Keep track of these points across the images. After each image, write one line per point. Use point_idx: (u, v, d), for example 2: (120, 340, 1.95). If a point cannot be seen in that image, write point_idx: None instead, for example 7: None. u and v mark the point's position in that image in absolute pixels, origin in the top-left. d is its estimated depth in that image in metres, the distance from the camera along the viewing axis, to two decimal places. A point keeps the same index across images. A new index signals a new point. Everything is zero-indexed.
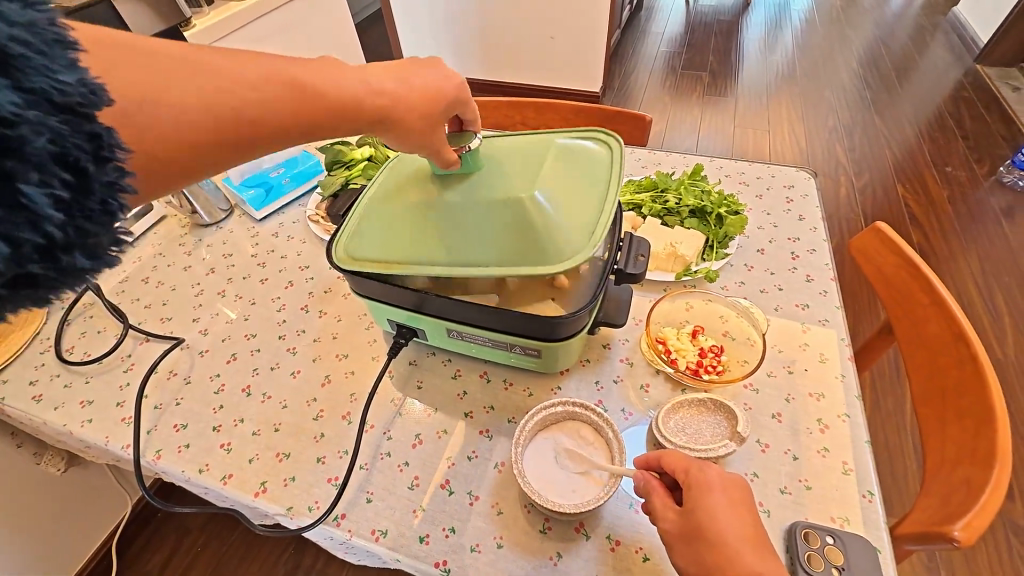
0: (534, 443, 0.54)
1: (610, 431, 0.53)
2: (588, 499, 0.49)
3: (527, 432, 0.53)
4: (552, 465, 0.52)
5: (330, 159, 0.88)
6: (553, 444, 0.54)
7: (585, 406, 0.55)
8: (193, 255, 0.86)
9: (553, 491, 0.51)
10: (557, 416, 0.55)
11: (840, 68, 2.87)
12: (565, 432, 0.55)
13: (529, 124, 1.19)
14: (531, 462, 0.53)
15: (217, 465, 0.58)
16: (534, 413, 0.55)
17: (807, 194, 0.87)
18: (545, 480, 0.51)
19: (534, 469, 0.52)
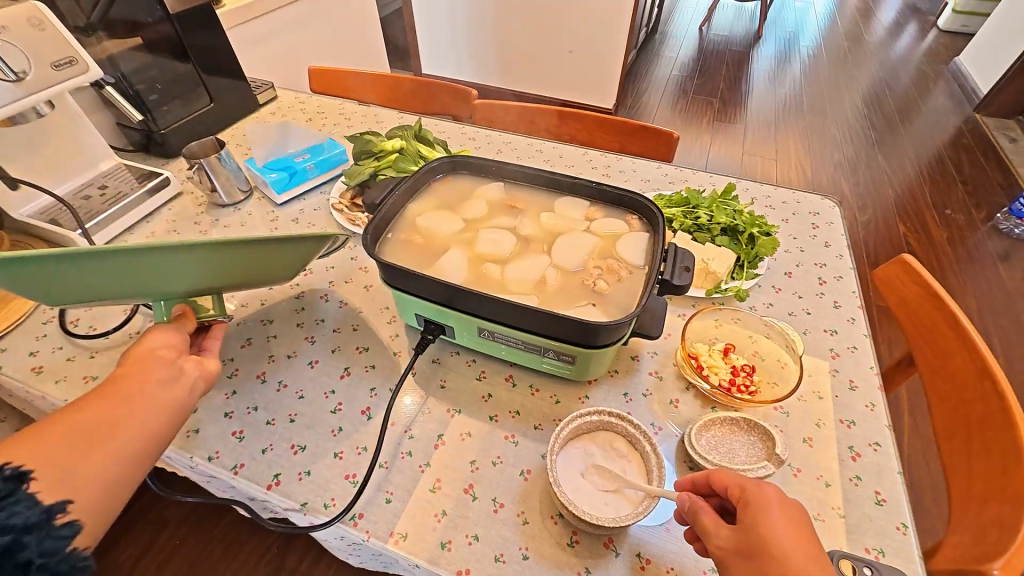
0: (566, 453, 0.53)
1: (646, 444, 0.51)
2: (623, 515, 0.47)
3: (560, 439, 0.52)
4: (585, 477, 0.51)
5: (358, 149, 0.86)
6: (586, 455, 0.52)
7: (620, 415, 0.54)
8: (208, 236, 0.83)
9: (587, 503, 0.49)
10: (591, 425, 0.54)
11: (845, 105, 2.94)
12: (597, 443, 0.53)
13: (553, 132, 1.19)
14: (563, 472, 0.51)
15: (228, 453, 0.56)
16: (569, 420, 0.53)
17: (832, 222, 0.87)
18: (578, 491, 0.50)
19: (566, 479, 0.51)
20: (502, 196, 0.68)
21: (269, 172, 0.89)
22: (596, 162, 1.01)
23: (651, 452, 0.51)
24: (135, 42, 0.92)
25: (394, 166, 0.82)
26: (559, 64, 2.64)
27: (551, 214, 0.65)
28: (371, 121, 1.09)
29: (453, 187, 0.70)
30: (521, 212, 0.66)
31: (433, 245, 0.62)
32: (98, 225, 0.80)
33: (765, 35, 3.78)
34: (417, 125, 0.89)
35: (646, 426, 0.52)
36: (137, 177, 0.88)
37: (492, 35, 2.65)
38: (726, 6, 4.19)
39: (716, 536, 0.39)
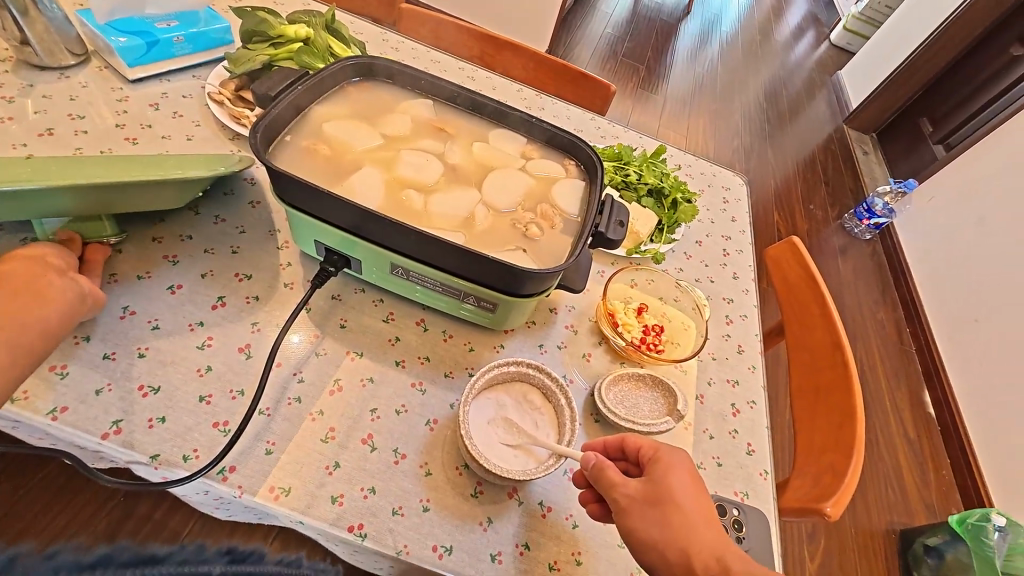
0: (478, 403, 0.50)
1: (561, 397, 0.51)
2: (532, 468, 0.47)
3: (475, 389, 0.49)
4: (498, 429, 0.49)
5: (247, 27, 0.68)
6: (499, 405, 0.50)
7: (539, 365, 0.52)
8: (17, 105, 0.61)
9: (495, 456, 0.47)
10: (508, 375, 0.52)
11: (749, 97, 3.18)
12: (511, 394, 0.51)
13: (486, 61, 1.08)
14: (477, 424, 0.48)
15: (43, 394, 0.43)
16: (485, 369, 0.50)
17: (740, 199, 0.92)
18: (488, 443, 0.47)
19: (476, 430, 0.48)
20: (429, 115, 0.59)
21: (116, 35, 0.67)
22: (531, 102, 0.94)
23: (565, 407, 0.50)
24: None
25: (295, 57, 0.67)
26: None
27: (484, 145, 0.58)
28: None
29: (372, 96, 0.59)
30: (451, 137, 0.58)
31: (342, 160, 0.52)
32: None
33: (693, 12, 3.88)
34: (329, 12, 0.73)
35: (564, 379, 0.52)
36: None
37: None
38: None
39: (625, 488, 0.40)
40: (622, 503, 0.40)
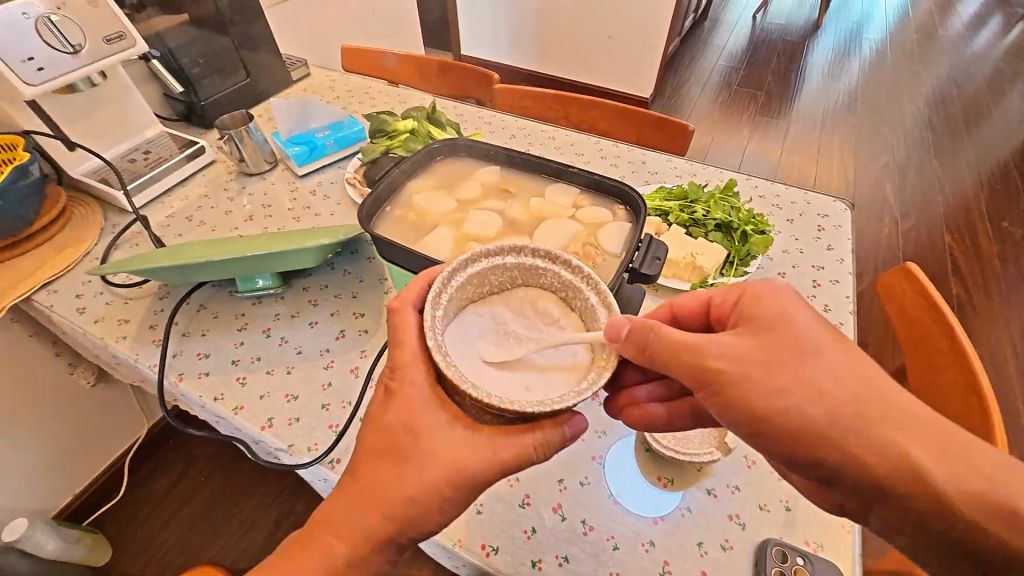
0: (461, 316, 0.47)
1: (579, 290, 0.46)
2: (553, 391, 0.42)
3: (457, 292, 0.45)
4: (488, 349, 0.44)
5: (373, 127, 0.90)
6: (497, 316, 0.47)
7: (552, 255, 0.47)
8: (235, 202, 0.91)
9: (491, 381, 0.43)
10: (508, 277, 0.48)
11: (905, 105, 2.76)
12: (510, 303, 0.47)
13: (571, 119, 1.20)
14: (461, 344, 0.44)
15: (231, 396, 0.63)
16: (470, 264, 0.46)
17: (840, 225, 0.85)
18: (480, 366, 0.43)
19: (464, 352, 0.43)
20: (497, 179, 0.72)
21: (293, 146, 0.95)
22: (607, 152, 1.01)
23: (585, 304, 0.46)
24: (182, 17, 0.99)
25: (405, 146, 0.86)
26: (598, 51, 2.60)
27: (539, 200, 0.68)
28: (394, 101, 1.13)
29: (454, 169, 0.74)
30: (512, 196, 0.70)
31: (425, 222, 0.66)
32: (140, 187, 0.88)
33: (826, 25, 3.56)
34: (432, 107, 0.93)
35: (587, 267, 0.46)
36: (177, 145, 0.97)
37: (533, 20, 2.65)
38: None
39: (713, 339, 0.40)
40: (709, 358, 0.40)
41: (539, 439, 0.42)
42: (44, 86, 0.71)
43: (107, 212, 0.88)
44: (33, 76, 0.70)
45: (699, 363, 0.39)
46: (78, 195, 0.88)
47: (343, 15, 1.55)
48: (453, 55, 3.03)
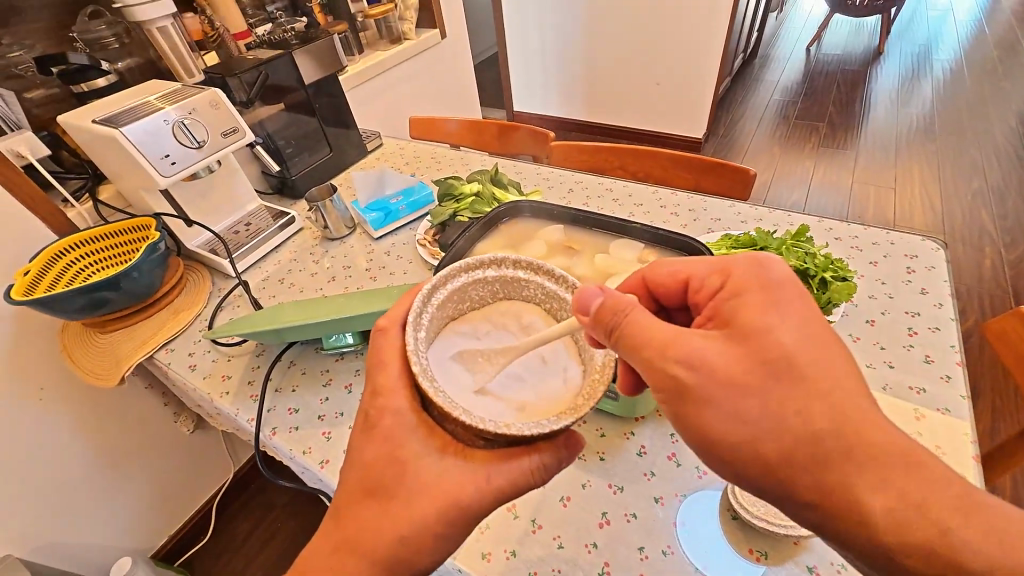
0: (445, 333, 0.48)
1: (563, 299, 0.47)
2: (545, 407, 0.44)
3: (437, 309, 0.46)
4: (469, 365, 0.46)
5: (442, 192, 0.97)
6: (479, 330, 0.49)
7: (533, 266, 0.49)
8: (320, 265, 1.00)
9: (483, 402, 0.44)
10: (489, 291, 0.50)
11: (994, 125, 2.55)
12: (490, 317, 0.49)
13: (628, 168, 1.22)
14: (444, 368, 0.45)
15: (317, 450, 0.67)
16: (449, 281, 0.47)
17: (934, 267, 0.78)
18: (464, 386, 0.44)
19: (447, 374, 0.45)
20: (561, 237, 0.75)
21: (369, 212, 1.04)
22: (666, 201, 1.02)
23: (571, 315, 0.47)
24: (279, 106, 1.15)
25: (471, 208, 0.92)
26: (647, 97, 2.67)
27: (605, 256, 0.70)
28: (458, 164, 1.22)
29: (519, 228, 0.78)
30: (577, 253, 0.72)
31: None
32: (242, 254, 1.00)
33: (890, 50, 3.42)
34: (494, 169, 0.99)
35: (568, 275, 0.48)
36: (271, 215, 1.09)
37: (582, 74, 2.78)
38: (842, 23, 3.90)
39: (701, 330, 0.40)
40: (682, 342, 0.40)
41: (531, 464, 0.43)
42: (174, 177, 0.86)
43: (214, 277, 1.00)
44: (167, 169, 0.85)
45: (664, 349, 0.40)
46: (192, 264, 1.02)
47: (410, 88, 1.71)
48: (507, 112, 3.22)
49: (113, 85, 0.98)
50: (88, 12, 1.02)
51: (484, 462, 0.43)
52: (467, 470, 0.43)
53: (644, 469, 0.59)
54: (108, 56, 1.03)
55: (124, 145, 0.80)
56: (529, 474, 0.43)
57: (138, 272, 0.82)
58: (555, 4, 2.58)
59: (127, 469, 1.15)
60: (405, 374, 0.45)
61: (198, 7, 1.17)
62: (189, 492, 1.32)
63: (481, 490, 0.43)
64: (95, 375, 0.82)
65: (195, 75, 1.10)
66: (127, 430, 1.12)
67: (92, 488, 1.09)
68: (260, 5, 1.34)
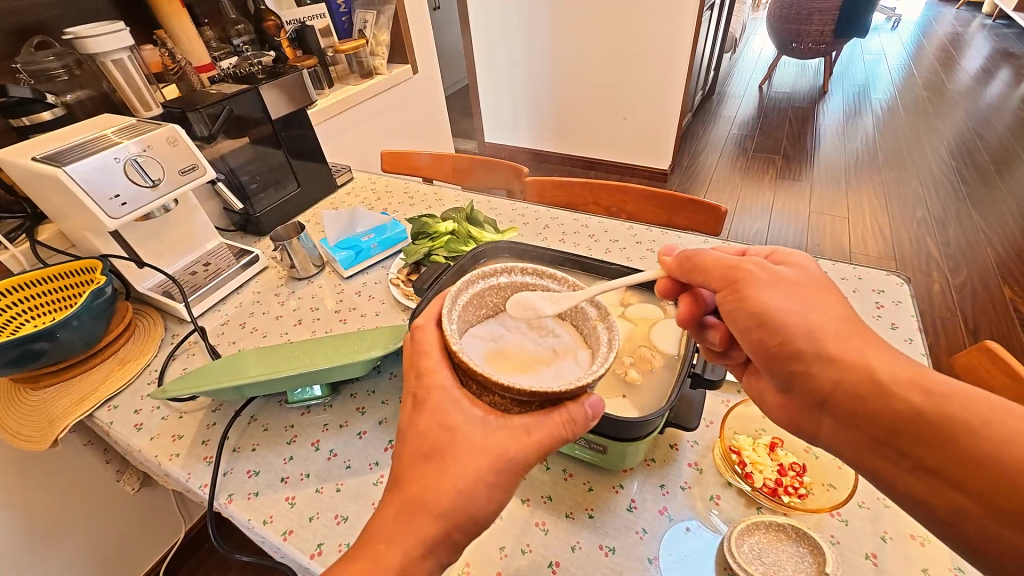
0: (468, 336, 0.46)
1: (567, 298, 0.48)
2: (567, 376, 0.43)
3: (463, 310, 0.46)
4: (497, 344, 0.46)
5: (415, 230, 0.93)
6: (497, 331, 0.48)
7: (539, 270, 0.50)
8: (285, 306, 0.94)
9: (516, 373, 0.43)
10: (503, 298, 0.50)
11: (929, 158, 2.76)
12: (504, 320, 0.49)
13: (601, 203, 1.24)
14: (474, 348, 0.45)
15: (280, 519, 0.60)
16: (471, 284, 0.48)
17: (900, 301, 0.81)
18: (493, 360, 0.44)
19: (476, 354, 0.45)
20: None
21: (339, 250, 1.00)
22: (641, 236, 1.03)
23: (576, 311, 0.48)
24: (244, 140, 1.11)
25: (447, 247, 0.89)
26: (614, 130, 2.75)
27: None
28: (431, 200, 1.20)
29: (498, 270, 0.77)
30: None
31: None
32: (199, 298, 0.93)
33: (834, 89, 3.69)
34: (470, 207, 0.97)
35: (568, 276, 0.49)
36: (233, 255, 1.03)
37: (551, 107, 2.86)
38: (789, 65, 4.20)
39: (763, 264, 0.48)
40: (747, 267, 0.48)
41: (565, 416, 0.41)
42: (123, 219, 0.79)
43: (168, 322, 0.93)
44: (116, 211, 0.78)
45: (734, 279, 0.48)
46: (142, 308, 0.94)
47: (383, 121, 1.69)
48: (478, 143, 3.25)
49: (60, 118, 0.92)
50: (35, 42, 0.96)
51: (523, 417, 0.42)
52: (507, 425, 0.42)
53: (635, 526, 0.56)
54: (55, 88, 0.96)
55: (68, 184, 0.74)
56: (563, 426, 0.41)
57: (78, 321, 0.74)
58: (523, 41, 2.67)
59: (59, 538, 1.02)
60: (447, 356, 0.44)
61: (157, 39, 1.13)
62: (130, 559, 1.18)
63: (524, 447, 0.41)
64: (22, 438, 0.73)
65: (153, 108, 1.05)
66: (61, 493, 1.00)
67: (15, 563, 0.96)
68: (225, 37, 1.31)
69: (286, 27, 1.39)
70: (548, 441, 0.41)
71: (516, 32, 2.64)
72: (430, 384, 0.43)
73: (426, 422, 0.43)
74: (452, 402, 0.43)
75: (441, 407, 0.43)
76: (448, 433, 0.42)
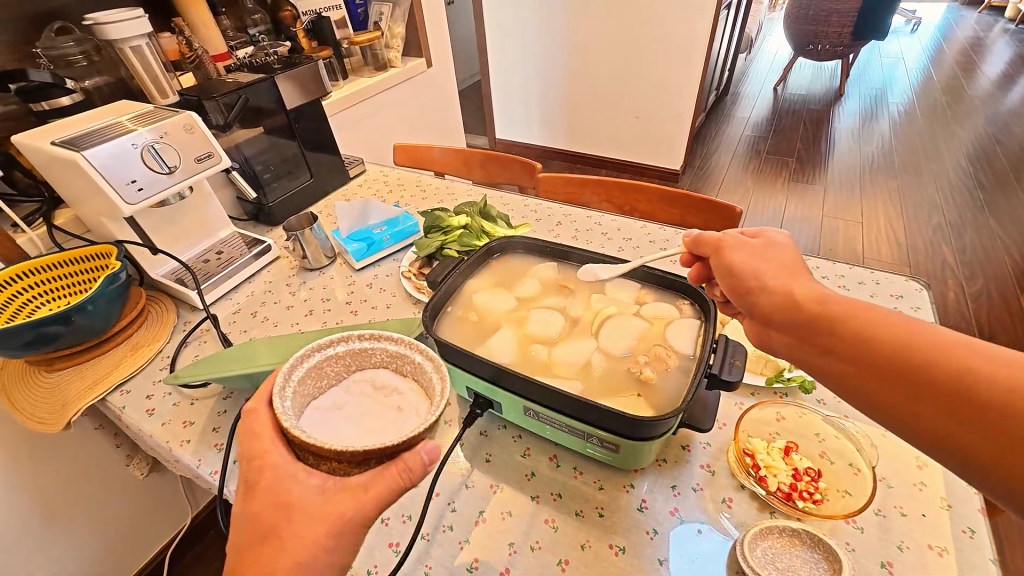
0: (309, 412, 0.43)
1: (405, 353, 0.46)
2: (403, 428, 0.41)
3: (299, 385, 0.44)
4: (336, 412, 0.43)
5: (428, 223, 0.93)
6: (340, 399, 0.45)
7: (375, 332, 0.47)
8: (296, 296, 0.94)
9: (352, 435, 0.41)
10: (343, 365, 0.46)
11: (946, 163, 2.72)
12: (347, 387, 0.46)
13: (614, 202, 1.23)
14: (313, 419, 0.43)
15: None
16: (306, 356, 0.45)
17: (919, 306, 0.79)
18: (334, 426, 0.42)
19: (313, 424, 0.42)
20: (554, 275, 0.74)
21: (351, 241, 1.00)
22: (655, 235, 1.01)
23: (415, 364, 0.45)
24: (258, 130, 1.11)
25: (460, 241, 0.89)
26: (626, 129, 2.74)
27: (600, 296, 0.70)
28: (444, 194, 1.20)
29: (511, 266, 0.76)
30: (571, 293, 0.71)
31: (486, 323, 0.67)
32: (211, 285, 0.94)
33: (850, 91, 3.64)
34: (482, 201, 0.97)
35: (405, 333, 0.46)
36: (246, 244, 1.03)
37: (563, 104, 2.85)
38: (805, 66, 4.15)
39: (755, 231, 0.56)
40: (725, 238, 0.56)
41: (400, 467, 0.40)
42: (139, 205, 0.80)
43: (180, 309, 0.93)
44: (132, 196, 0.79)
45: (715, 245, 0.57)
46: (156, 295, 0.95)
47: (395, 114, 1.69)
48: (489, 138, 3.24)
49: (78, 104, 0.92)
50: (54, 28, 0.96)
51: (361, 477, 0.41)
52: (354, 485, 0.41)
53: (646, 526, 0.56)
54: (73, 74, 0.96)
55: (86, 169, 0.74)
56: (401, 476, 0.40)
57: (94, 305, 0.75)
58: (537, 37, 2.65)
59: (68, 520, 1.04)
60: (282, 434, 0.42)
61: (174, 26, 1.13)
62: (137, 544, 1.20)
63: (362, 505, 0.40)
64: (35, 420, 0.74)
65: (169, 96, 1.06)
66: (71, 476, 1.01)
67: (26, 543, 0.97)
68: (241, 27, 1.31)
69: (302, 17, 1.39)
70: (386, 494, 0.40)
71: (531, 27, 2.63)
72: (265, 466, 0.42)
73: (260, 501, 0.41)
74: (288, 479, 0.41)
75: (279, 481, 0.41)
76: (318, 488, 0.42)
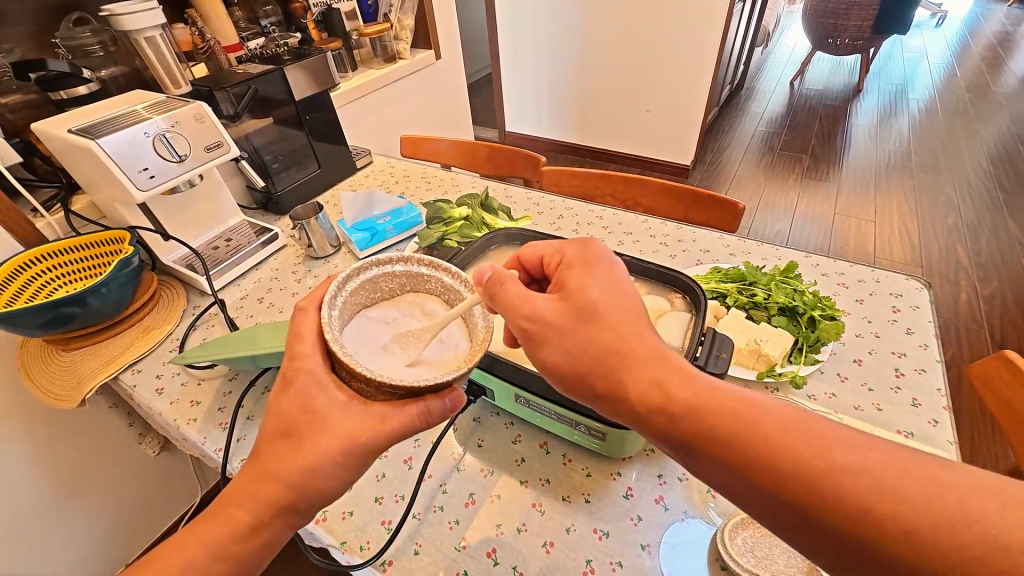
0: (359, 319, 0.48)
1: (459, 292, 0.49)
2: (441, 366, 0.45)
3: (351, 296, 0.47)
4: (384, 333, 0.47)
5: (430, 214, 0.95)
6: (391, 316, 0.49)
7: (435, 263, 0.50)
8: (301, 284, 0.97)
9: (394, 361, 0.45)
10: (398, 284, 0.51)
11: (965, 162, 2.65)
12: (400, 305, 0.50)
13: (618, 196, 1.23)
14: (356, 335, 0.46)
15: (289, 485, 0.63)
16: (363, 272, 0.48)
17: (918, 305, 0.79)
18: (377, 350, 0.46)
19: (358, 342, 0.46)
20: None
21: (356, 231, 1.02)
22: (655, 229, 1.02)
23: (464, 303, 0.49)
24: (268, 120, 1.14)
25: (460, 232, 0.90)
26: (636, 123, 2.72)
27: None
28: (448, 186, 1.21)
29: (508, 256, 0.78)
30: None
31: None
32: (220, 271, 0.97)
33: (869, 87, 3.56)
34: (484, 193, 0.98)
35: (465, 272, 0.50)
36: (253, 232, 1.06)
37: (574, 98, 2.84)
38: (823, 60, 4.07)
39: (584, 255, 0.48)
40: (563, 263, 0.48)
41: (420, 409, 0.42)
42: (151, 191, 0.82)
43: (190, 294, 0.96)
44: (144, 183, 0.81)
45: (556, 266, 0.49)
46: (166, 280, 0.98)
47: (404, 105, 1.70)
48: (499, 131, 3.24)
49: (95, 93, 0.95)
50: (72, 19, 0.99)
51: (380, 405, 0.43)
52: (370, 414, 0.43)
53: (630, 513, 0.57)
54: (91, 64, 0.99)
55: (100, 156, 0.77)
56: (419, 417, 0.43)
57: (106, 288, 0.78)
58: (549, 30, 2.64)
59: (84, 495, 1.08)
60: (323, 342, 0.44)
61: (188, 18, 1.15)
62: (149, 520, 1.25)
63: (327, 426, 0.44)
64: (51, 396, 0.77)
65: (182, 86, 1.09)
66: (87, 451, 1.05)
67: (43, 515, 1.02)
68: (253, 18, 1.34)
69: (313, 9, 1.41)
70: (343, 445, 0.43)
71: (542, 20, 2.62)
72: (300, 367, 0.44)
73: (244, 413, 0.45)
74: (319, 386, 0.43)
75: None
76: (309, 415, 0.43)
